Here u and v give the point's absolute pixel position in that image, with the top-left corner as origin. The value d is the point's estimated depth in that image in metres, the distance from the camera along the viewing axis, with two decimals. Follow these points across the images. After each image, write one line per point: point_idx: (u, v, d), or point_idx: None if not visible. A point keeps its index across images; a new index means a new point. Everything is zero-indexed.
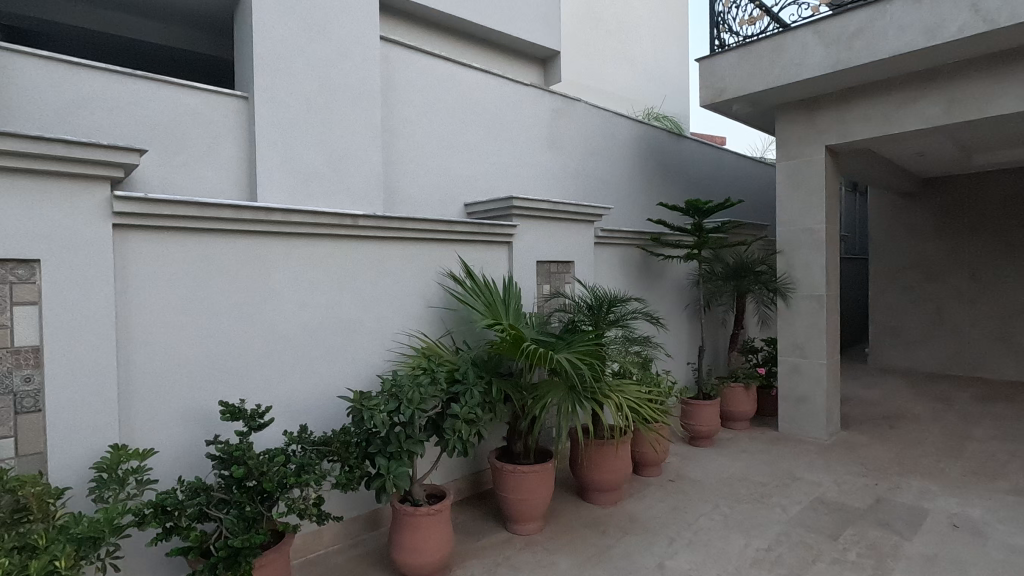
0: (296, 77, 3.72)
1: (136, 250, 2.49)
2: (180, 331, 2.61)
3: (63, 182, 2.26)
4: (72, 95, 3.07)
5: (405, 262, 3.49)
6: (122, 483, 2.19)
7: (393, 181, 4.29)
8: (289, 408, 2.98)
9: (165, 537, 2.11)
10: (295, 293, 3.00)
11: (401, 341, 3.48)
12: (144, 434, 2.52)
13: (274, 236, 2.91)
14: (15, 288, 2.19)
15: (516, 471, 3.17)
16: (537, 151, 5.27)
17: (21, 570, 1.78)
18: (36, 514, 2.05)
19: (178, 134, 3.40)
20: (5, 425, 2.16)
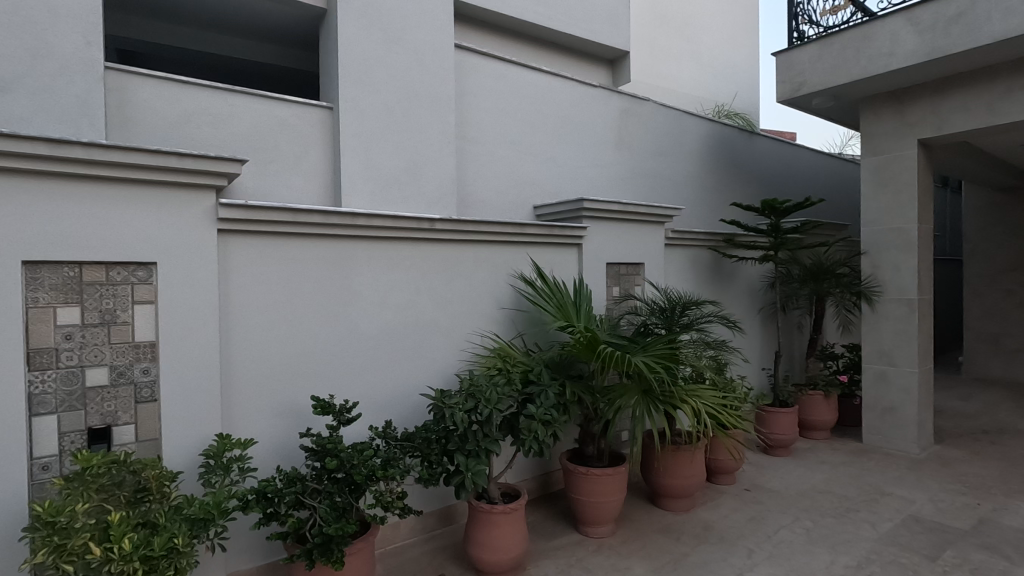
0: (376, 87, 3.88)
1: (238, 254, 2.68)
2: (274, 329, 2.79)
3: (177, 191, 2.47)
4: (179, 111, 3.33)
5: (479, 264, 3.56)
6: (226, 470, 2.36)
7: (465, 185, 4.39)
8: (372, 405, 3.10)
9: (266, 523, 2.26)
10: (376, 294, 3.13)
11: (475, 341, 3.56)
12: (244, 424, 2.70)
13: (359, 240, 3.05)
14: (136, 288, 2.41)
15: (589, 473, 3.15)
16: (606, 153, 5.24)
17: (147, 546, 1.97)
18: (154, 495, 2.24)
19: (270, 144, 3.62)
20: (127, 413, 2.39)
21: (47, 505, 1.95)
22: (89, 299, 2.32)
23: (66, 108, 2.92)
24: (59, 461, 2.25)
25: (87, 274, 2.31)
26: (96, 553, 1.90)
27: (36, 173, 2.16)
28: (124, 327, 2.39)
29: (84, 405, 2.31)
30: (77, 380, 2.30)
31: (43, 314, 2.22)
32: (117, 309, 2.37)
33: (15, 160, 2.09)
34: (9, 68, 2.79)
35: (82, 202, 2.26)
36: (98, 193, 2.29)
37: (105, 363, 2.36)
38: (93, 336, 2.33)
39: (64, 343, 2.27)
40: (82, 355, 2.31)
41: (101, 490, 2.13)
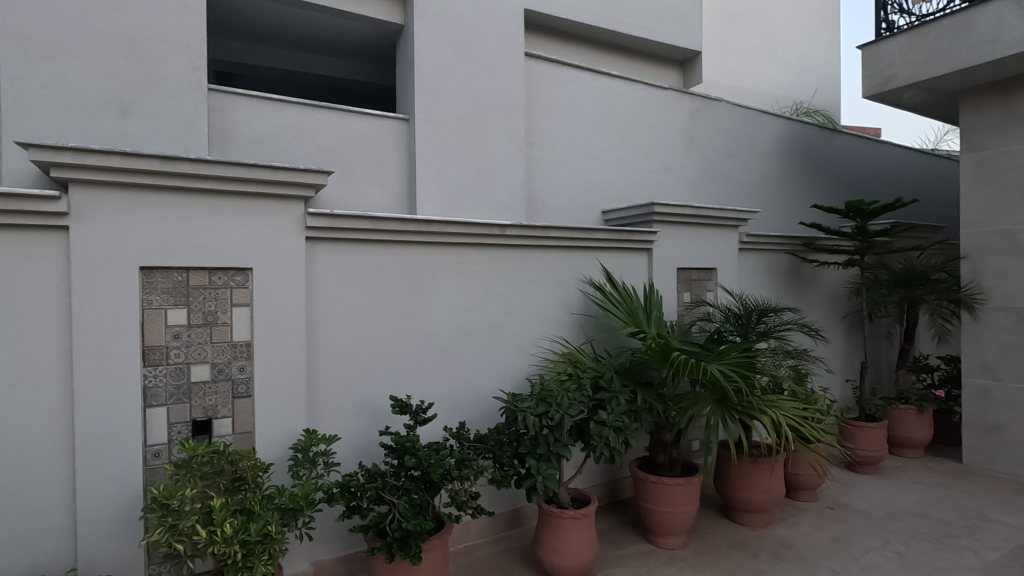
0: (448, 97, 4.00)
1: (324, 260, 2.85)
2: (356, 331, 2.94)
3: (271, 202, 2.66)
4: (270, 127, 3.57)
5: (547, 268, 3.58)
6: (313, 464, 2.50)
7: (534, 191, 4.43)
8: (445, 406, 3.19)
9: (349, 515, 2.38)
10: (449, 299, 3.22)
11: (544, 345, 3.58)
12: (328, 421, 2.86)
13: (433, 246, 3.15)
14: (234, 292, 2.61)
15: (661, 482, 3.09)
16: (676, 155, 5.13)
17: (245, 531, 2.13)
18: (250, 484, 2.41)
19: (351, 155, 3.82)
20: (225, 406, 2.59)
21: (161, 489, 2.15)
22: (195, 301, 2.53)
23: (175, 127, 3.21)
24: (168, 449, 2.47)
25: (193, 279, 2.53)
26: (203, 535, 2.08)
27: (152, 187, 2.39)
28: (224, 328, 2.59)
29: (189, 398, 2.52)
30: (183, 375, 2.51)
31: (156, 314, 2.45)
32: (218, 311, 2.58)
33: (136, 175, 2.33)
34: (128, 93, 3.10)
35: (189, 212, 2.47)
36: (203, 204, 2.50)
37: (207, 361, 2.56)
38: (198, 336, 2.54)
39: (173, 341, 2.49)
40: (188, 353, 2.52)
41: (205, 477, 2.32)
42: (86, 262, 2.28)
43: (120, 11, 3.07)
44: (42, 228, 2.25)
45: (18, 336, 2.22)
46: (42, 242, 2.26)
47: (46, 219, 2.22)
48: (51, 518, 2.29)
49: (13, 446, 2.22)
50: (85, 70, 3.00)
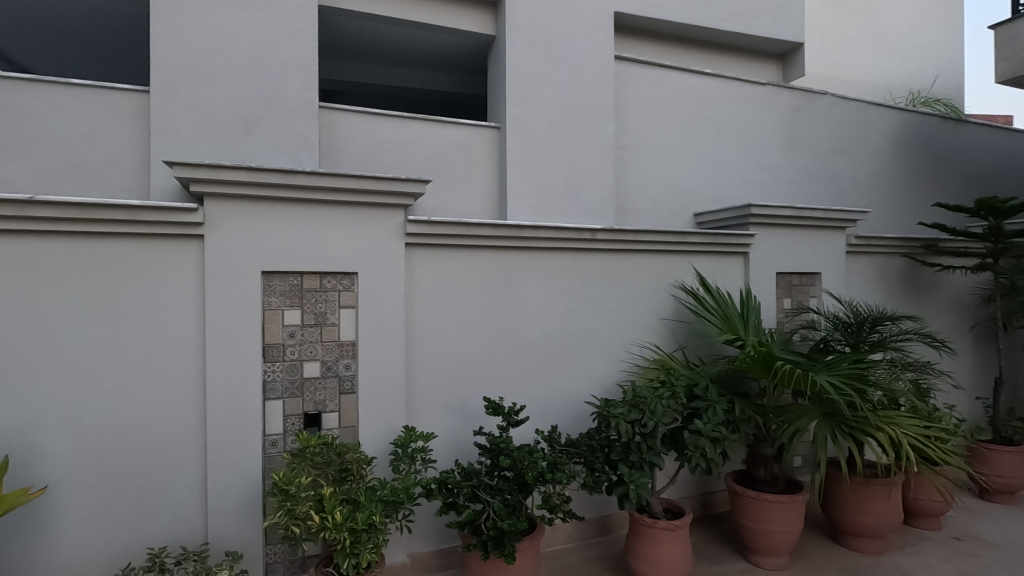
0: (539, 104, 4.06)
1: (421, 265, 2.98)
2: (451, 333, 3.04)
3: (374, 210, 2.82)
4: (372, 139, 3.79)
5: (637, 273, 3.51)
6: (412, 460, 2.60)
7: (623, 194, 4.39)
8: (537, 408, 3.23)
9: (447, 511, 2.47)
10: (539, 302, 3.25)
11: (634, 352, 3.52)
12: (424, 418, 2.99)
13: (525, 251, 3.20)
14: (341, 294, 2.79)
15: (761, 499, 2.93)
16: (775, 153, 4.87)
17: (352, 519, 2.28)
18: (355, 476, 2.53)
19: (445, 164, 3.96)
20: (333, 402, 2.78)
21: (281, 475, 2.33)
22: (307, 303, 2.73)
23: (289, 143, 3.50)
24: (283, 439, 2.68)
25: (306, 282, 2.73)
26: (316, 520, 2.24)
27: (273, 198, 2.62)
28: (332, 328, 2.78)
29: (302, 393, 2.72)
30: (297, 371, 2.72)
31: (275, 315, 2.67)
32: (328, 312, 2.77)
33: (259, 188, 2.56)
34: (250, 113, 3.41)
35: (303, 221, 2.69)
36: (316, 214, 2.71)
37: (318, 359, 2.76)
38: (310, 335, 2.74)
39: (289, 339, 2.71)
40: (301, 351, 2.72)
41: (317, 467, 2.48)
42: (219, 268, 2.54)
43: (244, 40, 3.39)
44: (182, 237, 2.53)
45: (164, 333, 2.51)
46: (183, 250, 2.54)
47: (186, 229, 2.50)
48: (187, 495, 2.56)
49: (159, 430, 2.51)
50: (215, 95, 3.34)
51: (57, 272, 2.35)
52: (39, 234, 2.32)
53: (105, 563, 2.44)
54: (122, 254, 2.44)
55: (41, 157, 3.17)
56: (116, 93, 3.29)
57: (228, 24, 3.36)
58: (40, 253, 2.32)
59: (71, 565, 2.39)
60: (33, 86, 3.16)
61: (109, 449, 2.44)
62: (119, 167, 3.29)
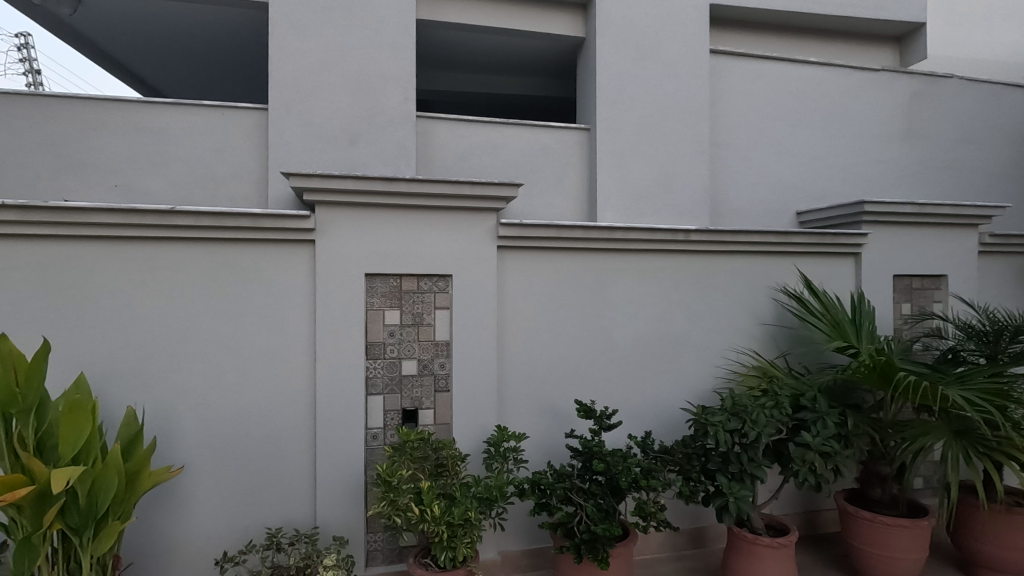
0: (630, 104, 4.00)
1: (512, 267, 3.02)
2: (541, 335, 3.07)
3: (468, 214, 2.91)
4: (464, 145, 3.90)
5: (735, 276, 3.35)
6: (504, 459, 2.64)
7: (718, 193, 4.23)
8: (628, 413, 3.18)
9: (540, 511, 2.48)
10: (630, 305, 3.19)
11: (731, 358, 3.36)
12: (516, 419, 3.03)
13: (616, 252, 3.16)
14: (437, 296, 2.90)
15: (877, 520, 2.69)
16: (891, 145, 4.48)
17: (449, 513, 2.35)
18: (450, 471, 2.62)
19: (536, 168, 4.00)
20: (429, 398, 2.89)
21: (384, 467, 2.46)
22: (406, 303, 2.86)
23: (389, 152, 3.69)
24: (384, 432, 2.83)
25: (405, 284, 2.86)
26: (416, 512, 2.34)
27: (376, 204, 2.77)
28: (429, 328, 2.89)
29: (401, 389, 2.86)
30: (396, 368, 2.85)
31: (377, 314, 2.83)
32: (424, 313, 2.88)
33: (364, 195, 2.72)
34: (354, 125, 3.63)
35: (403, 226, 2.82)
36: (415, 218, 2.84)
37: (415, 357, 2.88)
38: (408, 334, 2.87)
39: (389, 338, 2.85)
40: (400, 349, 2.86)
41: (415, 461, 2.58)
42: (328, 270, 2.73)
43: (349, 56, 3.62)
44: (297, 242, 2.74)
45: (280, 329, 2.73)
46: (297, 253, 2.75)
47: (300, 235, 2.70)
48: (300, 480, 2.77)
49: (277, 419, 2.73)
50: (323, 109, 3.59)
51: (193, 273, 2.62)
52: (180, 239, 2.60)
53: (232, 538, 2.69)
54: (247, 257, 2.68)
55: (177, 172, 3.56)
56: (241, 112, 3.63)
57: (335, 43, 3.60)
58: (180, 256, 2.61)
59: (204, 537, 2.66)
60: (172, 109, 3.56)
61: (234, 435, 2.69)
62: (242, 178, 3.63)
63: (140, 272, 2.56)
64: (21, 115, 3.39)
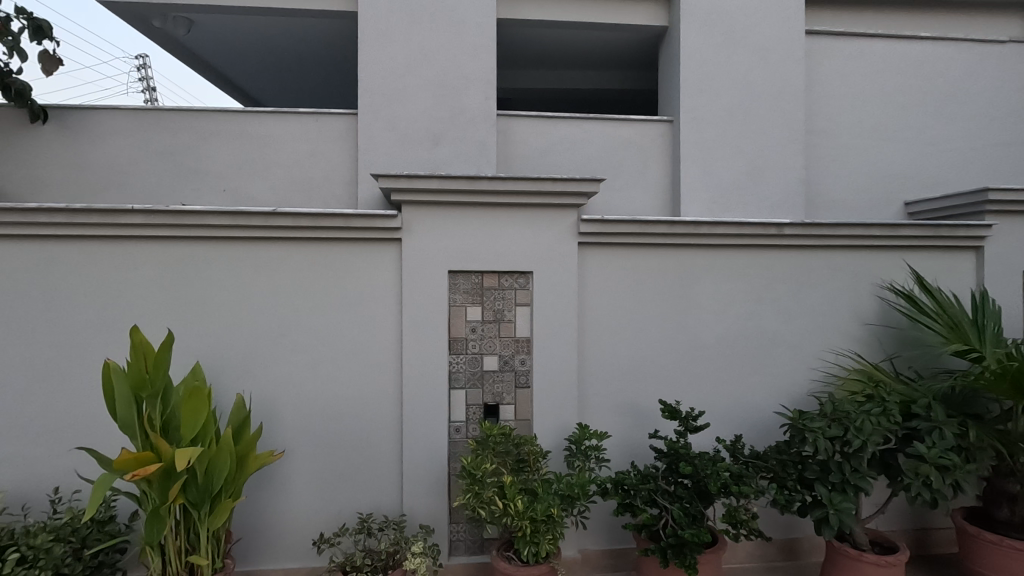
0: (717, 93, 3.83)
1: (593, 264, 2.98)
2: (623, 333, 3.01)
3: (549, 211, 2.90)
4: (543, 141, 3.90)
5: (834, 272, 3.12)
6: (586, 457, 2.62)
7: (813, 184, 3.98)
8: (716, 415, 3.06)
9: (623, 511, 2.43)
10: (717, 303, 3.06)
11: (829, 360, 3.13)
12: (597, 417, 3.00)
13: (703, 248, 3.04)
14: (517, 293, 2.92)
15: (1004, 543, 2.42)
16: (1017, 126, 4.03)
17: (532, 509, 2.38)
18: (531, 467, 2.63)
19: (616, 162, 3.93)
20: (509, 394, 2.92)
21: (468, 460, 2.50)
22: (487, 300, 2.90)
23: (471, 151, 3.75)
24: (466, 426, 2.89)
25: (486, 281, 2.90)
26: (500, 506, 2.38)
27: (460, 203, 2.83)
28: (509, 324, 2.92)
29: (483, 384, 2.90)
30: (478, 364, 2.91)
31: (459, 310, 2.89)
32: (505, 309, 2.91)
33: (448, 194, 2.78)
34: (436, 126, 3.73)
35: (486, 224, 2.86)
36: (497, 216, 2.87)
37: (497, 353, 2.92)
38: (489, 330, 2.91)
39: (472, 334, 2.90)
40: (482, 345, 2.90)
41: (497, 455, 2.62)
42: (414, 267, 2.82)
43: (431, 59, 3.72)
44: (385, 240, 2.85)
45: (369, 325, 2.86)
46: (384, 251, 2.86)
47: (388, 233, 2.81)
48: (388, 470, 2.89)
49: (366, 409, 2.86)
50: (408, 112, 3.71)
51: (292, 271, 2.80)
52: (280, 239, 2.78)
53: (328, 520, 2.86)
54: (339, 255, 2.83)
55: (277, 176, 3.81)
56: (332, 118, 3.83)
57: (419, 47, 3.71)
58: (280, 256, 2.79)
59: (302, 517, 2.84)
60: (272, 118, 3.82)
61: (329, 424, 2.84)
62: (333, 181, 3.83)
63: (247, 269, 2.77)
64: (144, 128, 3.76)
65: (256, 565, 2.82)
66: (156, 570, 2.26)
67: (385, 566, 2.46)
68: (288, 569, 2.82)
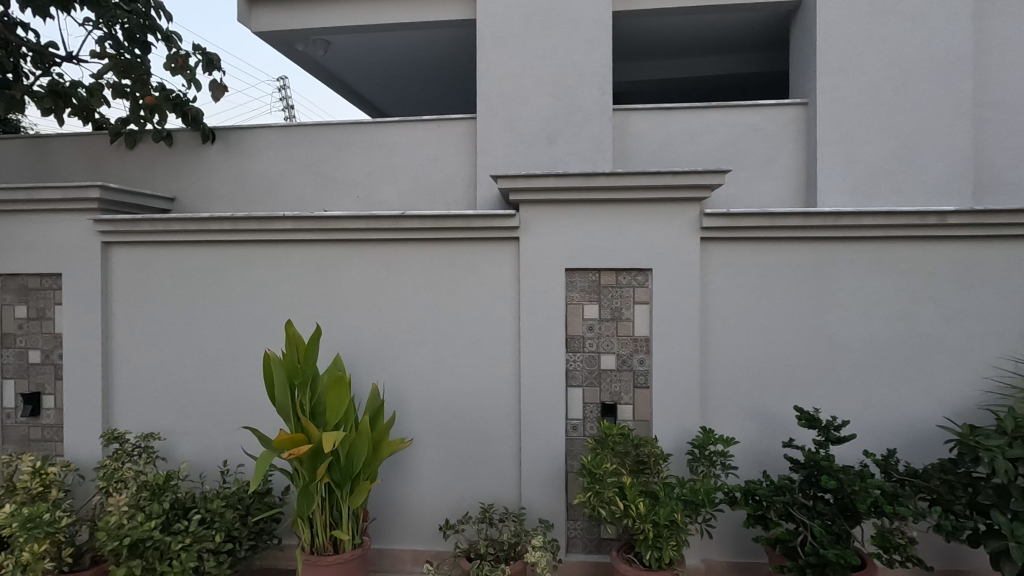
0: (861, 69, 3.47)
1: (717, 261, 2.84)
2: (752, 333, 2.82)
3: (670, 205, 2.80)
4: (662, 134, 3.77)
5: (1013, 267, 2.68)
6: (712, 463, 2.50)
7: (983, 164, 3.47)
8: (862, 425, 2.77)
9: (755, 524, 2.28)
10: (862, 301, 2.77)
11: (1008, 368, 2.70)
12: (722, 421, 2.85)
13: (845, 241, 2.76)
14: (636, 291, 2.85)
15: None
16: None
17: (654, 512, 2.30)
18: (652, 469, 2.55)
19: (743, 151, 3.69)
20: (628, 394, 2.86)
21: (588, 458, 2.49)
22: (605, 298, 2.87)
23: (587, 147, 3.73)
24: (583, 424, 2.88)
25: (604, 278, 2.87)
26: (621, 506, 2.32)
27: (577, 201, 2.82)
28: (627, 323, 2.86)
29: (600, 382, 2.87)
30: (595, 362, 2.88)
31: (576, 308, 2.88)
32: (623, 307, 2.85)
33: (565, 192, 2.79)
34: (552, 125, 3.75)
35: (604, 221, 2.83)
36: (615, 213, 2.82)
37: (614, 352, 2.87)
38: (607, 328, 2.87)
39: (589, 332, 2.88)
40: (599, 343, 2.87)
41: (616, 455, 2.58)
42: (532, 265, 2.87)
43: (546, 59, 3.75)
44: (504, 239, 2.92)
45: (489, 321, 2.95)
46: (503, 250, 2.93)
47: (508, 232, 2.88)
48: (508, 463, 2.97)
49: (487, 403, 2.96)
50: (524, 112, 3.78)
51: (418, 270, 2.97)
52: (408, 241, 2.97)
53: (452, 507, 3.00)
54: (461, 255, 2.95)
55: (402, 181, 4.06)
56: (453, 122, 4.00)
57: (534, 48, 3.76)
58: (408, 256, 2.97)
59: (429, 502, 3.01)
60: (398, 127, 4.08)
61: (452, 415, 2.98)
62: (454, 183, 4.00)
63: (379, 269, 2.99)
64: (290, 143, 4.19)
65: (388, 544, 3.03)
66: (305, 540, 2.51)
67: (506, 557, 2.53)
68: (417, 550, 3.01)
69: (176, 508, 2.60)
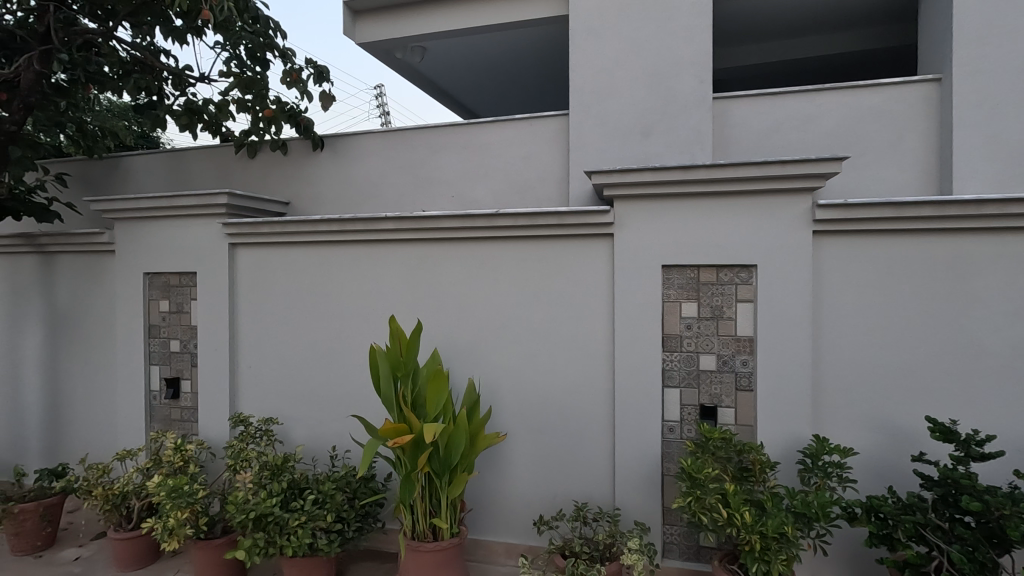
0: (1007, 37, 3.06)
1: (832, 256, 2.62)
2: (873, 335, 2.58)
3: (778, 197, 2.62)
4: (767, 121, 3.54)
5: None
6: (827, 474, 2.32)
7: None
8: (1010, 440, 2.45)
9: (879, 543, 2.09)
10: (1011, 300, 2.43)
11: None
12: (837, 430, 2.63)
13: (989, 232, 2.44)
14: (739, 288, 2.70)
15: None
16: None
17: (762, 523, 2.17)
18: (757, 477, 2.41)
19: (861, 136, 3.38)
20: (729, 396, 2.71)
21: (688, 462, 2.40)
22: (704, 295, 2.73)
23: (684, 139, 3.58)
24: (681, 426, 2.76)
25: (703, 275, 2.74)
26: (723, 514, 2.20)
27: (675, 195, 2.73)
28: (729, 322, 2.71)
29: (698, 383, 2.75)
30: (694, 362, 2.75)
31: (673, 306, 2.77)
32: (725, 305, 2.71)
33: (663, 186, 2.70)
34: (647, 118, 3.65)
35: (704, 215, 2.70)
36: (716, 206, 2.69)
37: (714, 352, 2.73)
38: (706, 327, 2.73)
39: (687, 331, 2.76)
40: (698, 343, 2.74)
41: (718, 460, 2.46)
42: (627, 261, 2.80)
43: (640, 50, 3.65)
44: (598, 236, 2.89)
45: (583, 319, 2.92)
46: (597, 246, 2.90)
47: (602, 228, 2.84)
48: (602, 462, 2.93)
49: (580, 401, 2.94)
50: (617, 106, 3.70)
51: (512, 267, 3.01)
52: (502, 238, 3.01)
53: (546, 503, 3.01)
54: (555, 251, 2.95)
55: (495, 180, 4.13)
56: (545, 120, 4.01)
57: (628, 39, 3.67)
58: (502, 253, 3.02)
59: (523, 496, 3.04)
60: (491, 127, 4.16)
61: (545, 412, 2.99)
62: (546, 180, 4.01)
63: (474, 266, 3.06)
64: (389, 146, 4.40)
65: (483, 535, 3.10)
66: (408, 526, 2.63)
67: (602, 556, 2.50)
68: (510, 543, 3.06)
69: (292, 488, 2.81)
